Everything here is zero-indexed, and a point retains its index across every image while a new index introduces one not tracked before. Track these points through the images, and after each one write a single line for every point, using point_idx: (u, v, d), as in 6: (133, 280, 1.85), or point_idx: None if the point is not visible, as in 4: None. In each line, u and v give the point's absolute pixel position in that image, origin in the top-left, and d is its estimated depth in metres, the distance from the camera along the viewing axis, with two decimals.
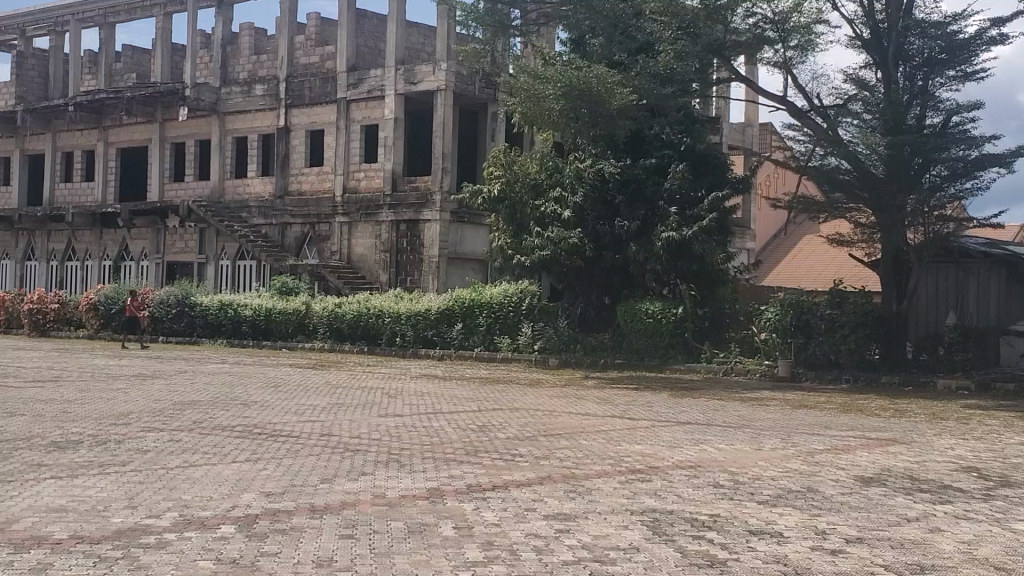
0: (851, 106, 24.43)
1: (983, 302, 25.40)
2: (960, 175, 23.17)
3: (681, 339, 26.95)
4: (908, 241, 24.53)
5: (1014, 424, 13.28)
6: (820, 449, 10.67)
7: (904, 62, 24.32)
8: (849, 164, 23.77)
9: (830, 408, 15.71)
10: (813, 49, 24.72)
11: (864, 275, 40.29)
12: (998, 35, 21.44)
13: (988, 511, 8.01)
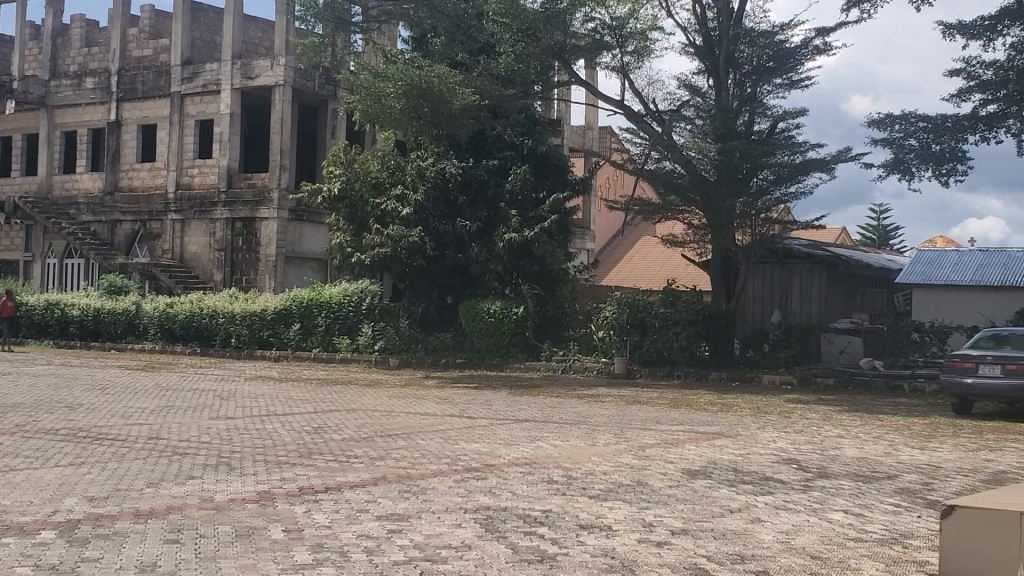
0: (685, 112, 25.05)
1: (805, 299, 27.35)
2: (785, 179, 24.06)
3: (521, 339, 27.13)
4: (737, 242, 25.36)
5: (833, 418, 13.83)
6: (651, 443, 10.92)
7: (735, 69, 25.09)
8: (682, 168, 24.48)
9: (659, 403, 16.10)
10: (648, 56, 25.26)
11: (696, 275, 41.47)
12: (822, 45, 22.37)
13: (806, 502, 8.34)
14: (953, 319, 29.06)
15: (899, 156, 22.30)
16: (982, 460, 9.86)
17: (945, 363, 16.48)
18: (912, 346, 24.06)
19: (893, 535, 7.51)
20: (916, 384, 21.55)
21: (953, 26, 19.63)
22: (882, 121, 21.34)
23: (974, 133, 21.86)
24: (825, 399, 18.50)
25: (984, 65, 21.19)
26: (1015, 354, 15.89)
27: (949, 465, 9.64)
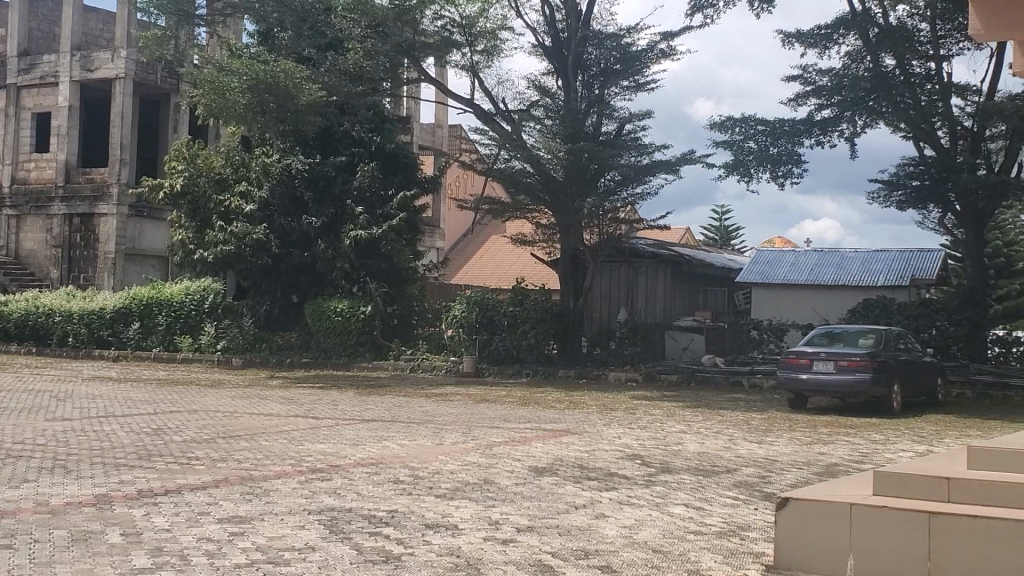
0: (534, 111, 25.27)
1: (650, 298, 28.08)
2: (632, 181, 24.57)
3: (368, 338, 26.83)
4: (585, 242, 25.74)
5: (676, 414, 14.14)
6: (499, 441, 10.99)
7: (583, 70, 25.51)
8: (531, 168, 24.76)
9: (508, 401, 16.21)
10: (498, 54, 25.44)
11: (544, 275, 41.95)
12: (668, 49, 22.90)
13: (649, 497, 8.51)
14: (789, 317, 30.13)
15: (739, 158, 22.95)
16: (815, 453, 10.23)
17: (782, 360, 17.03)
18: (751, 343, 24.84)
19: (732, 527, 7.72)
20: (754, 380, 22.16)
21: (791, 34, 20.30)
22: (723, 124, 21.95)
23: (809, 137, 22.69)
24: (669, 395, 18.94)
25: (819, 72, 22.03)
26: (846, 350, 16.54)
27: (785, 458, 9.95)
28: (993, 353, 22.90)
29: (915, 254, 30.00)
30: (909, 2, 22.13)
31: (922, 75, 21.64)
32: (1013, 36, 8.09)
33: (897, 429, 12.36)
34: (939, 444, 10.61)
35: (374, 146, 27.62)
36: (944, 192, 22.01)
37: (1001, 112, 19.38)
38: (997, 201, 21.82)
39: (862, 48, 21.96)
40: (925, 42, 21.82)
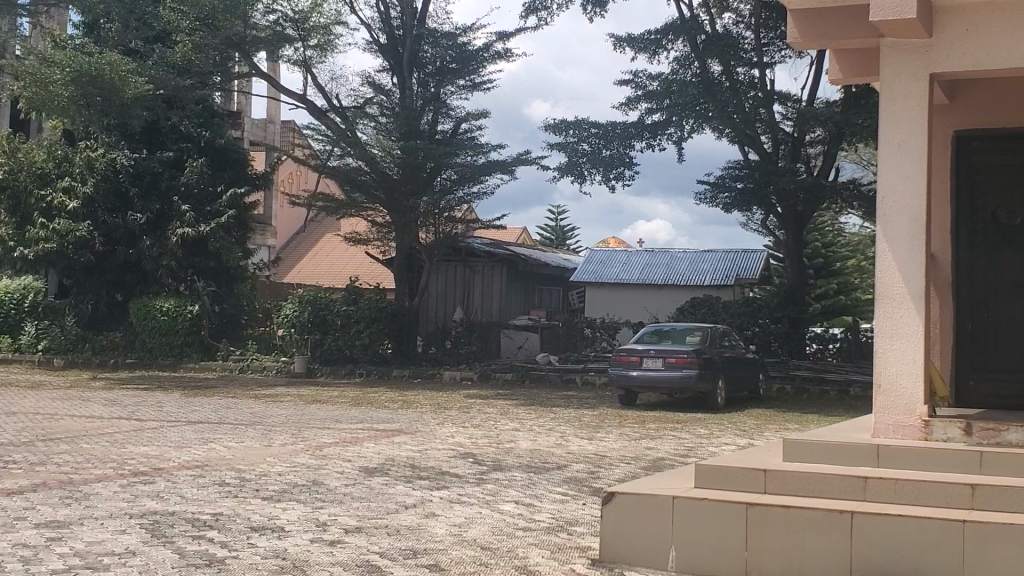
0: (368, 109, 25.48)
1: (486, 298, 28.25)
2: (466, 180, 24.84)
3: (195, 337, 26.35)
4: (420, 241, 25.79)
5: (509, 412, 14.28)
6: (330, 442, 10.90)
7: (418, 68, 25.69)
8: (365, 166, 24.61)
9: (340, 401, 16.10)
10: (331, 50, 25.53)
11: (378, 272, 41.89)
12: (503, 49, 23.09)
13: (479, 494, 8.56)
14: (622, 314, 31.01)
15: (573, 160, 23.39)
16: (642, 447, 10.48)
17: (613, 357, 17.36)
18: (585, 341, 25.17)
19: (560, 523, 7.83)
20: (587, 377, 22.55)
21: (623, 38, 20.71)
22: (557, 127, 22.27)
23: (639, 140, 23.07)
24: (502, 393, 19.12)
25: (650, 76, 22.53)
26: (674, 348, 17.00)
27: (613, 454, 10.15)
28: (810, 350, 23.70)
29: (740, 255, 31.20)
30: (734, 10, 22.87)
31: (746, 81, 22.46)
32: (838, 44, 8.15)
33: (720, 423, 12.77)
34: (759, 437, 11.00)
35: (202, 141, 26.88)
36: (766, 195, 22.89)
37: (817, 116, 20.30)
38: (814, 204, 22.84)
39: (690, 53, 22.53)
40: (749, 49, 22.65)
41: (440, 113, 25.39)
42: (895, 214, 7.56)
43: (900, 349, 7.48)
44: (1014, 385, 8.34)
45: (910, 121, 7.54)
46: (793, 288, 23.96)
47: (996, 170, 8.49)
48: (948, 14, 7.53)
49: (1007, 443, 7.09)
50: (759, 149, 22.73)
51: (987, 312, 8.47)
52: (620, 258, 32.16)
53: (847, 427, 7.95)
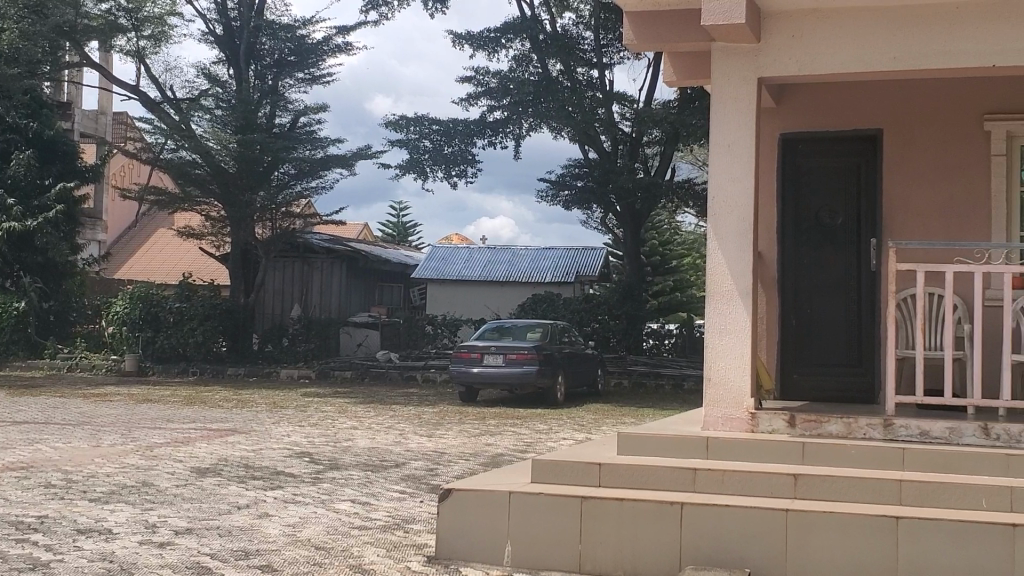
0: (203, 101, 25.11)
1: (325, 294, 28.44)
2: (306, 175, 25.04)
3: (22, 335, 25.38)
4: (257, 236, 25.89)
5: (348, 410, 14.15)
6: (162, 442, 10.61)
7: (256, 61, 25.56)
8: (200, 159, 24.22)
9: (173, 401, 15.68)
10: (166, 41, 24.99)
11: (216, 270, 41.00)
12: (342, 44, 23.00)
13: (315, 494, 8.47)
14: (462, 311, 31.17)
15: (415, 157, 23.44)
16: (481, 444, 10.53)
17: (454, 354, 17.39)
18: (426, 338, 25.28)
19: (396, 520, 7.81)
20: (427, 374, 22.59)
21: (462, 35, 20.74)
22: (397, 123, 22.26)
23: (481, 138, 23.24)
24: (342, 391, 18.95)
25: (490, 75, 22.61)
26: (514, 344, 17.16)
27: (452, 450, 10.18)
28: (647, 345, 24.42)
29: (582, 253, 31.51)
30: (574, 11, 23.13)
31: (585, 81, 22.84)
32: (670, 47, 8.30)
33: (559, 418, 12.95)
34: (596, 431, 11.18)
35: (30, 131, 25.78)
36: (606, 195, 23.30)
37: (652, 117, 20.75)
38: (651, 202, 23.39)
39: (530, 52, 22.76)
40: (588, 50, 23.02)
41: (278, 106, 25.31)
42: (723, 213, 7.76)
43: (729, 344, 7.68)
44: (834, 379, 8.71)
45: (742, 124, 7.76)
46: (631, 285, 24.46)
47: (819, 172, 8.86)
48: (773, 20, 7.76)
49: (826, 434, 7.38)
50: (599, 148, 23.11)
51: (811, 309, 8.83)
52: (463, 255, 32.30)
53: (677, 420, 8.12)
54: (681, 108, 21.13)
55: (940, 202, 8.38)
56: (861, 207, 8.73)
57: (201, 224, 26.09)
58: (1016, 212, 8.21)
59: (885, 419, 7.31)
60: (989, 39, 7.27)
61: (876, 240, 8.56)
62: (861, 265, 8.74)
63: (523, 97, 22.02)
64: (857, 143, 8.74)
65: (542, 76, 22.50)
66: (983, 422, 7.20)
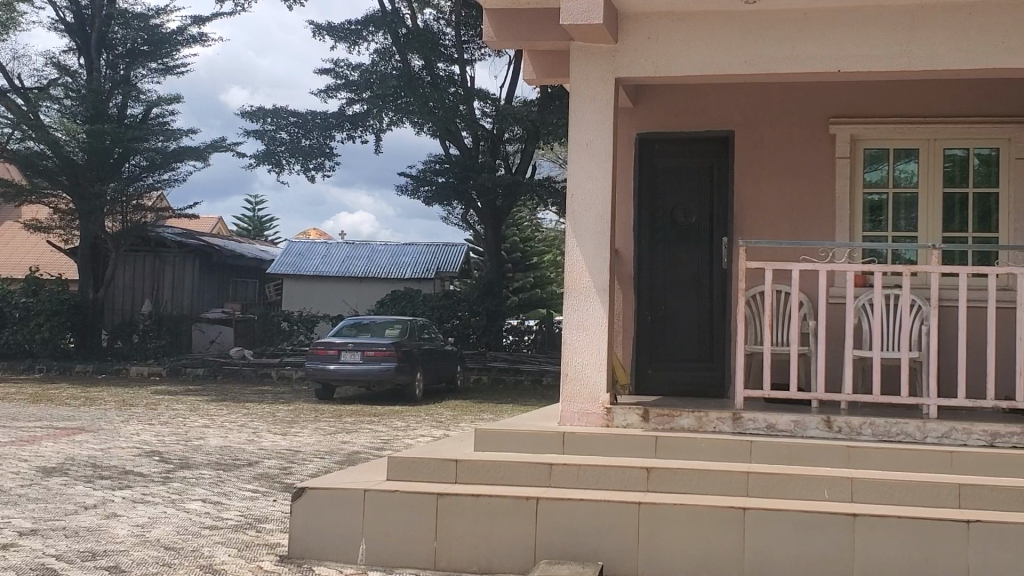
0: (52, 90, 24.43)
1: (177, 290, 27.98)
2: (157, 167, 24.66)
3: None
4: (107, 230, 25.16)
5: (201, 408, 13.84)
6: (4, 441, 10.19)
7: (107, 50, 24.85)
8: (50, 149, 23.54)
9: (16, 399, 15.04)
10: (14, 28, 24.05)
11: (65, 264, 39.60)
12: (198, 34, 22.50)
13: (165, 494, 8.26)
14: (317, 306, 31.20)
15: (270, 149, 23.12)
16: (337, 442, 10.43)
17: (310, 351, 17.18)
18: (281, 334, 25.15)
19: (248, 520, 7.67)
20: (282, 371, 22.29)
21: (323, 27, 20.52)
22: (254, 114, 21.93)
23: (339, 131, 23.03)
24: (195, 389, 18.48)
25: (350, 68, 22.45)
26: (372, 340, 17.10)
27: (306, 449, 10.05)
28: (507, 341, 24.52)
29: (443, 248, 31.40)
30: (434, 6, 23.09)
31: (445, 77, 22.80)
32: (530, 45, 8.30)
33: (417, 415, 12.90)
34: (453, 427, 11.19)
35: None
36: (467, 190, 23.51)
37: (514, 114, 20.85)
38: (512, 199, 23.54)
39: (391, 47, 22.63)
40: (449, 45, 23.01)
41: (130, 96, 24.75)
42: (582, 213, 7.82)
43: (585, 341, 7.73)
44: (688, 374, 8.91)
45: (600, 123, 7.83)
46: (491, 282, 24.49)
47: (673, 172, 9.01)
48: (631, 21, 7.86)
49: (679, 428, 7.52)
50: (460, 144, 23.27)
51: (666, 306, 9.00)
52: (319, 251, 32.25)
53: (533, 414, 8.16)
54: (541, 107, 21.33)
55: (788, 203, 8.64)
56: (714, 205, 8.92)
57: (49, 217, 25.21)
58: (858, 214, 8.54)
59: (733, 412, 7.52)
60: (836, 44, 7.51)
61: (728, 238, 8.79)
62: (713, 262, 8.95)
63: (383, 92, 21.72)
64: (709, 144, 8.93)
65: (403, 70, 22.24)
66: (826, 415, 7.46)
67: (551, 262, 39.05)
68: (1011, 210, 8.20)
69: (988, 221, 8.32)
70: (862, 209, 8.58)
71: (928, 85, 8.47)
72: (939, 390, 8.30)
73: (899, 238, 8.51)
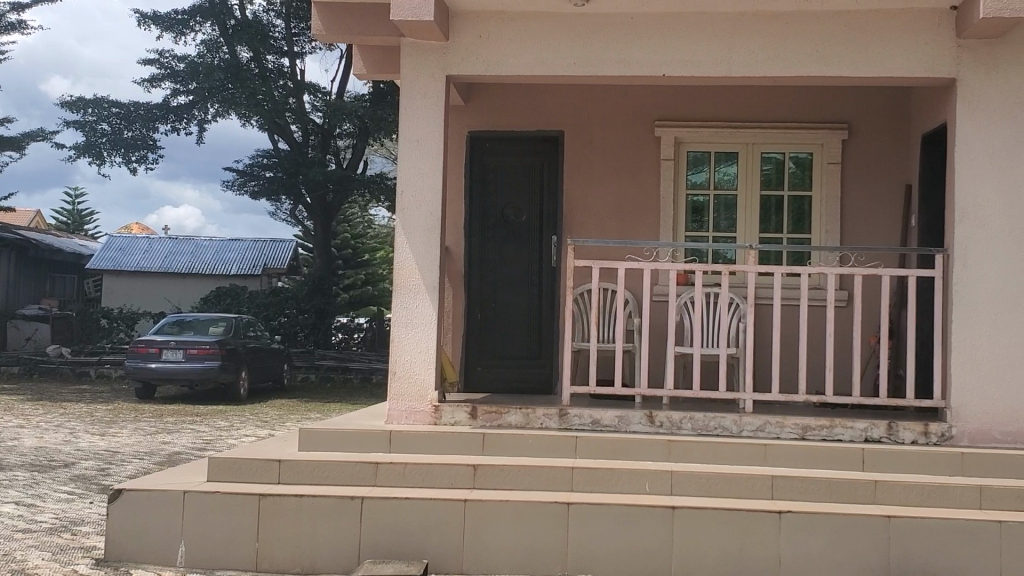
0: None
1: None
2: None
3: None
4: None
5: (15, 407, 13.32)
6: None
7: None
8: None
9: None
10: None
11: None
12: (18, 20, 21.59)
13: None
14: (137, 302, 32.34)
15: (91, 140, 22.44)
16: (157, 443, 10.17)
17: (130, 348, 16.73)
18: (100, 332, 25.03)
19: (63, 523, 7.42)
20: (102, 369, 21.65)
21: (148, 16, 19.99)
22: (74, 104, 21.23)
23: (163, 123, 22.53)
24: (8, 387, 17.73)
25: (176, 58, 22.02)
26: (195, 338, 16.77)
27: (125, 449, 9.77)
28: (336, 339, 24.27)
29: (268, 247, 33.60)
30: None
31: (276, 69, 22.86)
32: (360, 40, 8.17)
33: (242, 415, 12.68)
34: (280, 427, 11.08)
35: None
36: (296, 185, 23.12)
37: (343, 110, 21.36)
38: (342, 195, 23.61)
39: (220, 38, 22.25)
40: (280, 37, 22.91)
41: None
42: (413, 210, 7.75)
43: (413, 338, 7.67)
44: (516, 372, 8.97)
45: (431, 120, 7.76)
46: (321, 279, 24.39)
47: (505, 171, 9.06)
48: (462, 19, 7.79)
49: (506, 424, 7.57)
50: (290, 138, 23.03)
51: (496, 304, 9.07)
52: (141, 247, 33.23)
53: (361, 413, 8.09)
54: (375, 102, 21.88)
55: (617, 204, 8.83)
56: (543, 204, 9.00)
57: None
58: (681, 215, 8.78)
59: (560, 408, 7.60)
60: (665, 50, 7.66)
61: (557, 237, 8.91)
62: (543, 260, 9.03)
63: (211, 83, 21.37)
64: (539, 143, 9.03)
65: (230, 62, 21.96)
66: (649, 410, 7.63)
67: (386, 259, 38.97)
68: (822, 213, 8.59)
69: (801, 224, 8.70)
70: (685, 211, 8.81)
71: (752, 91, 8.72)
72: (756, 385, 8.59)
73: (718, 239, 8.82)
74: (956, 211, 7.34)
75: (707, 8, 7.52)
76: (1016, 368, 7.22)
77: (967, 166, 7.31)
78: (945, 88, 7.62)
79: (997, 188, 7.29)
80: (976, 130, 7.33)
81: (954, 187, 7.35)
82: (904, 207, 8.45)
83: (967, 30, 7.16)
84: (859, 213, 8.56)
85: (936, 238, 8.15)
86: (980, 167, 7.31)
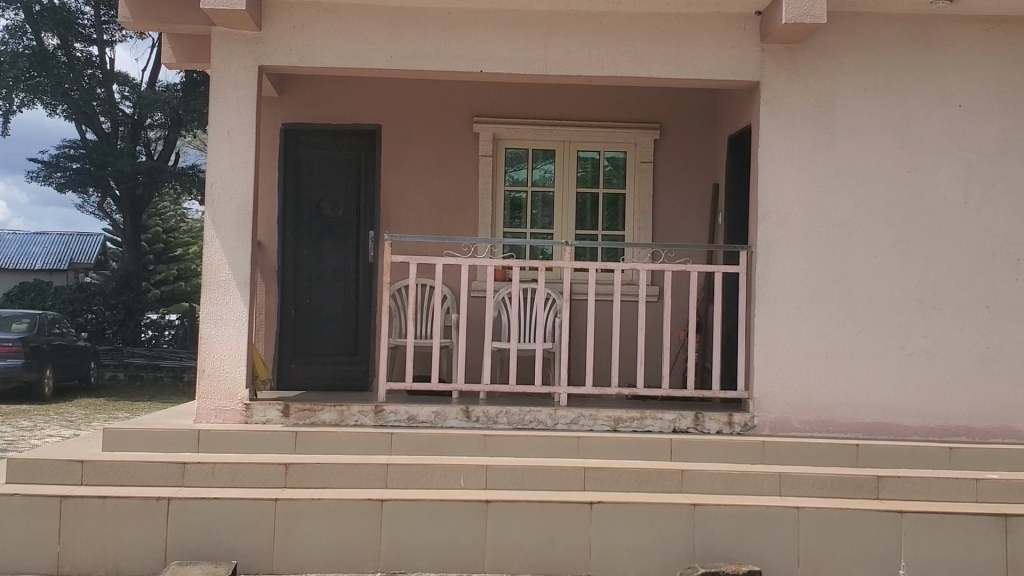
0: None
1: None
2: None
3: None
4: None
5: None
6: None
7: None
8: None
9: None
10: None
11: None
12: None
13: None
14: None
15: None
16: None
17: None
18: None
19: None
20: None
21: None
22: None
23: None
24: None
25: None
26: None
27: None
28: (145, 336, 23.85)
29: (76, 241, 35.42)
30: None
31: (84, 59, 22.39)
32: (168, 28, 7.98)
33: (47, 415, 12.35)
34: (86, 426, 10.88)
35: None
36: (104, 177, 22.94)
37: (150, 101, 21.50)
38: (152, 188, 23.66)
39: (24, 23, 21.76)
40: (88, 25, 22.39)
41: None
42: (223, 203, 7.63)
43: (222, 335, 7.58)
44: (330, 369, 8.96)
45: (244, 112, 7.65)
46: (130, 274, 24.11)
47: (320, 165, 9.00)
48: (276, 9, 7.67)
49: (321, 422, 7.51)
50: (97, 129, 22.85)
51: (312, 299, 9.00)
52: None
53: (172, 412, 7.94)
54: (187, 92, 22.24)
55: (435, 200, 8.98)
56: (360, 199, 9.01)
57: None
58: (499, 213, 8.95)
59: (376, 405, 7.60)
60: (488, 46, 7.69)
61: (374, 232, 8.98)
62: (359, 256, 9.02)
63: (11, 72, 21.05)
64: (356, 137, 9.02)
65: (36, 50, 21.59)
66: (465, 406, 7.68)
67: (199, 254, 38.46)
68: (636, 210, 8.90)
69: (616, 221, 8.99)
70: (504, 207, 8.98)
71: (571, 90, 8.92)
72: (573, 378, 8.75)
73: (536, 236, 8.99)
74: (759, 209, 7.58)
75: (525, 6, 7.57)
76: (814, 360, 7.52)
77: (770, 167, 7.56)
78: (752, 90, 7.86)
79: (797, 188, 7.57)
80: (780, 131, 7.58)
81: (757, 187, 7.59)
82: (711, 206, 8.80)
83: (771, 34, 7.38)
84: (670, 211, 8.91)
85: (740, 235, 8.45)
86: (782, 168, 7.56)
